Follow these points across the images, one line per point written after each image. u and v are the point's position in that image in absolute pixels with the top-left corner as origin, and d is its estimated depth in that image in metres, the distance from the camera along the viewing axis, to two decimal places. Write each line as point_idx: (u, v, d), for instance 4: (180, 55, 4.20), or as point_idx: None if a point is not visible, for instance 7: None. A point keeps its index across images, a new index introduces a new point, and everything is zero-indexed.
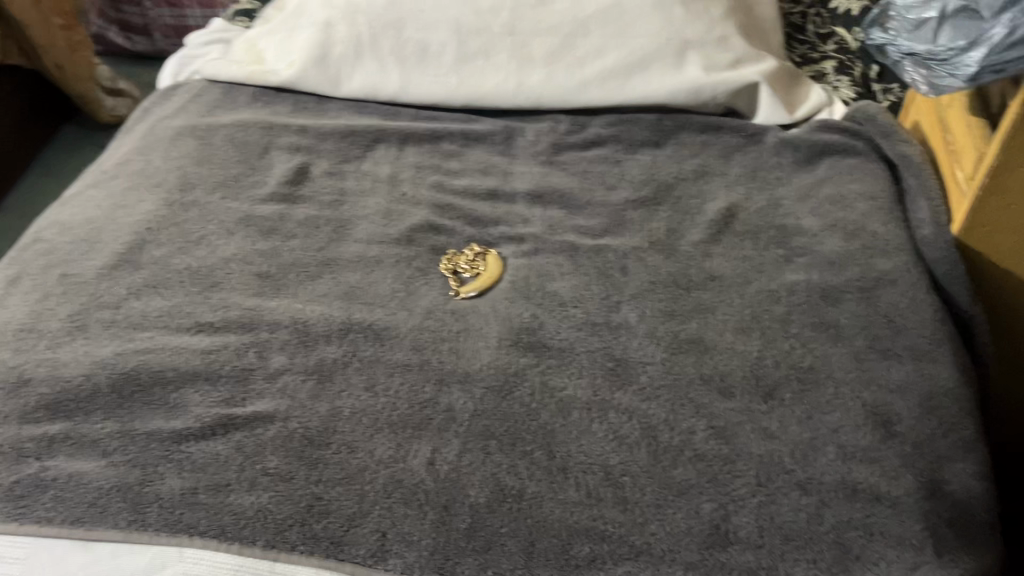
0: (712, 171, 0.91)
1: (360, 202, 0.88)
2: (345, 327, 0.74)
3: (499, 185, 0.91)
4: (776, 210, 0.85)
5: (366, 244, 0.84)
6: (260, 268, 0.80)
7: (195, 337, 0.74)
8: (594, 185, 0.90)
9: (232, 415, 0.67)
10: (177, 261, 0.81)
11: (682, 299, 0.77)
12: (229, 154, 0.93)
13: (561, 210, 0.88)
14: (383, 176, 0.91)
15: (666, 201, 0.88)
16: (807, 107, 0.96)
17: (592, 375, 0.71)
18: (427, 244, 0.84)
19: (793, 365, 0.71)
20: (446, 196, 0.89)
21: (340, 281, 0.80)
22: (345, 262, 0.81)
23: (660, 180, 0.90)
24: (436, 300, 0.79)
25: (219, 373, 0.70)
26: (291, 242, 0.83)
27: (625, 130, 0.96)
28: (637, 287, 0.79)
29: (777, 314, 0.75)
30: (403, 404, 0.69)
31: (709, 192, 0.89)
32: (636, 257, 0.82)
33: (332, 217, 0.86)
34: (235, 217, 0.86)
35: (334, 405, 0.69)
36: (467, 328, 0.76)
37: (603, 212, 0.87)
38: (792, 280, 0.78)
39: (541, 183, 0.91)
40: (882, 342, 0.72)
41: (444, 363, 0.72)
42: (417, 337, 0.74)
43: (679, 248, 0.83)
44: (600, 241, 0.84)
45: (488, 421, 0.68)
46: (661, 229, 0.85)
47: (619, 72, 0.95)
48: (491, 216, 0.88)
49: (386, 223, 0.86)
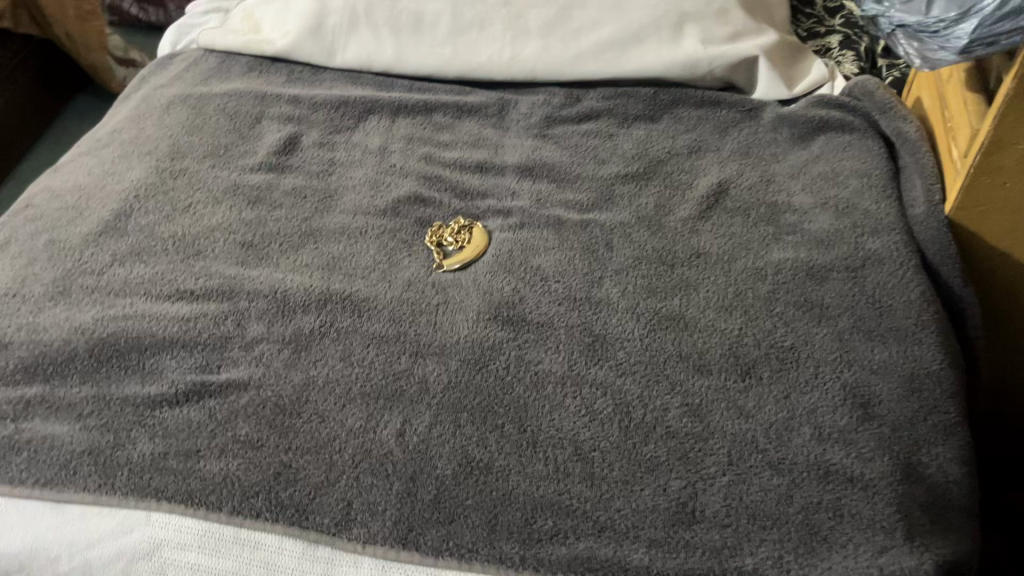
0: (706, 147, 0.90)
1: (348, 173, 0.88)
2: (325, 297, 0.74)
3: (489, 158, 0.90)
4: (768, 187, 0.84)
5: (352, 215, 0.83)
6: (243, 237, 0.80)
7: (175, 304, 0.74)
8: (585, 159, 0.89)
9: (206, 382, 0.68)
10: (162, 229, 0.81)
11: (666, 275, 0.76)
12: (221, 124, 0.93)
13: (551, 183, 0.87)
14: (373, 147, 0.91)
15: (657, 176, 0.87)
16: (808, 81, 0.93)
17: (569, 350, 0.70)
18: (412, 216, 0.84)
19: (774, 344, 0.70)
20: (436, 168, 0.89)
21: (323, 251, 0.79)
22: (329, 233, 0.81)
23: (652, 155, 0.89)
24: (418, 272, 0.78)
25: (197, 340, 0.71)
26: (276, 212, 0.83)
27: (620, 103, 0.94)
28: (621, 262, 0.78)
29: (761, 292, 0.74)
30: (376, 375, 0.69)
31: (702, 168, 0.87)
32: (622, 233, 0.81)
33: (319, 188, 0.86)
34: (223, 186, 0.86)
35: (309, 375, 0.69)
36: (447, 301, 0.75)
37: (592, 187, 0.86)
38: (779, 259, 0.76)
39: (532, 156, 0.90)
40: (867, 322, 0.71)
41: (420, 335, 0.72)
42: (395, 309, 0.74)
43: (666, 224, 0.81)
44: (588, 216, 0.83)
45: (461, 393, 0.67)
46: (649, 204, 0.84)
47: (614, 44, 0.94)
48: (479, 189, 0.87)
49: (373, 194, 0.86)
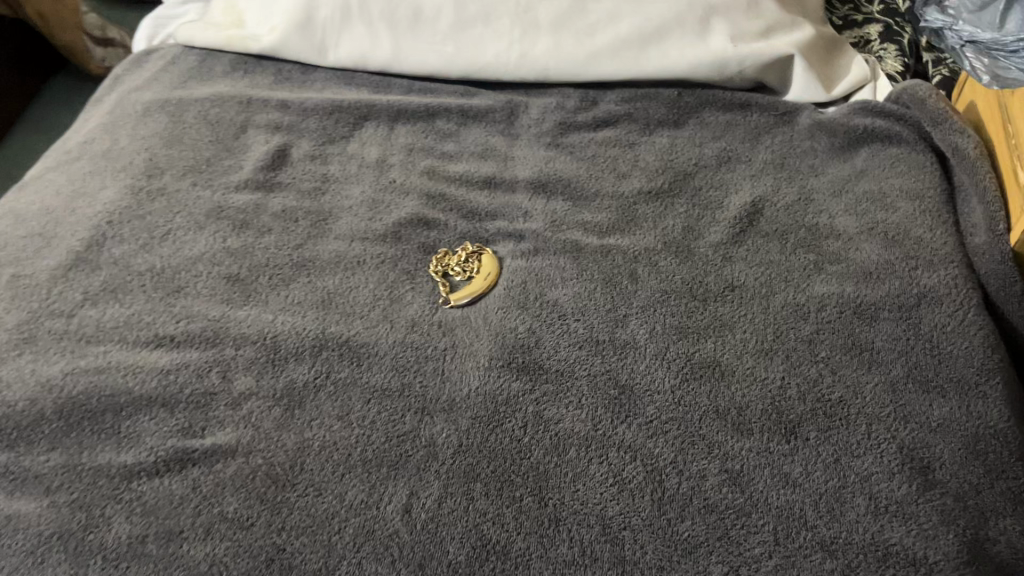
0: (737, 158, 0.82)
1: (344, 192, 0.80)
2: (319, 343, 0.67)
3: (498, 172, 0.82)
4: (808, 207, 0.76)
5: (348, 242, 0.75)
6: (229, 270, 0.73)
7: (153, 353, 0.66)
8: (604, 172, 0.81)
9: (188, 449, 0.61)
10: (138, 262, 0.73)
11: (698, 313, 0.69)
12: (202, 134, 0.85)
13: (567, 200, 0.79)
14: (371, 161, 0.83)
15: (684, 192, 0.79)
16: (847, 81, 0.85)
17: (593, 406, 0.63)
18: (415, 241, 0.76)
19: (821, 397, 0.63)
20: (439, 184, 0.81)
21: (317, 286, 0.72)
22: (323, 263, 0.74)
23: (678, 168, 0.81)
24: (423, 309, 0.71)
25: (178, 398, 0.63)
26: (265, 238, 0.75)
27: (641, 107, 0.86)
28: (646, 297, 0.70)
29: (804, 334, 0.67)
30: (379, 437, 0.62)
31: (733, 183, 0.79)
32: (647, 261, 0.73)
33: (312, 209, 0.78)
34: (205, 208, 0.78)
35: (303, 437, 0.62)
36: (455, 345, 0.68)
37: (612, 205, 0.78)
38: (823, 293, 0.69)
39: (545, 170, 0.81)
40: (924, 371, 0.63)
41: (426, 388, 0.65)
42: (398, 356, 0.67)
43: (696, 251, 0.74)
44: (608, 240, 0.75)
45: (473, 459, 0.60)
46: (676, 227, 0.76)
47: (634, 41, 0.85)
48: (488, 208, 0.79)
49: (371, 216, 0.78)
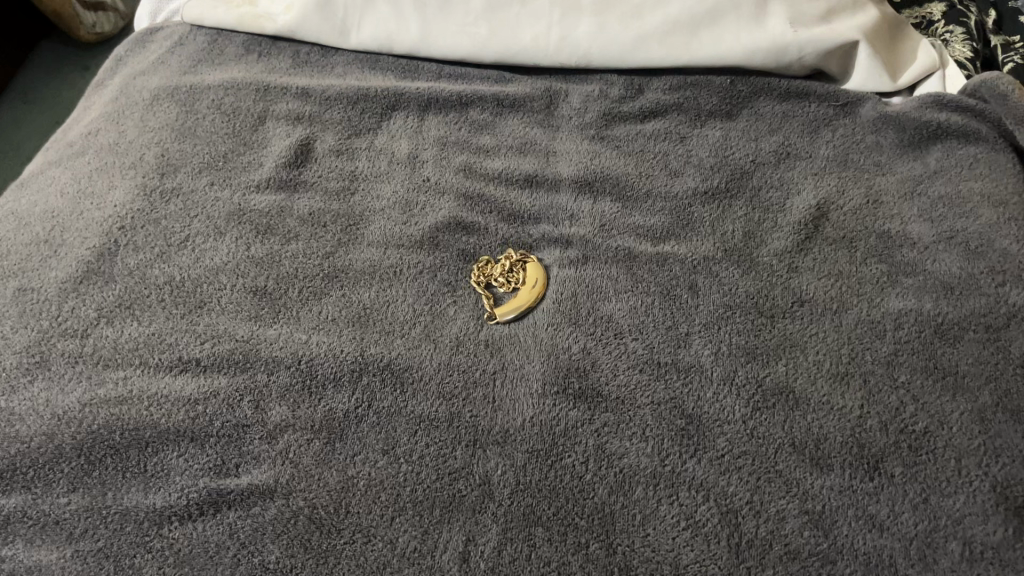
0: (797, 154, 0.76)
1: (375, 192, 0.74)
2: (358, 367, 0.62)
3: (539, 169, 0.76)
4: (877, 211, 0.70)
5: (382, 249, 0.70)
6: (255, 283, 0.67)
7: (177, 379, 0.61)
8: (654, 169, 0.75)
9: (222, 489, 0.56)
10: (156, 273, 0.67)
11: (766, 331, 0.64)
12: (217, 126, 0.78)
13: (616, 201, 0.73)
14: (402, 156, 0.77)
15: (742, 193, 0.73)
16: (914, 69, 0.79)
17: (658, 439, 0.59)
18: (454, 247, 0.71)
19: (904, 428, 0.58)
20: (477, 184, 0.75)
21: (352, 300, 0.66)
22: (357, 274, 0.68)
23: (734, 165, 0.75)
24: (467, 327, 0.65)
25: (207, 431, 0.58)
26: (291, 245, 0.70)
27: (690, 97, 0.80)
28: (709, 313, 0.65)
29: (882, 355, 0.62)
30: (429, 475, 0.57)
31: (794, 182, 0.74)
32: (707, 271, 0.68)
33: (341, 211, 0.72)
34: (226, 211, 0.72)
35: (347, 475, 0.57)
36: (505, 367, 0.63)
37: (665, 208, 0.72)
38: (900, 309, 0.64)
39: (591, 167, 0.76)
40: (1016, 400, 0.58)
41: (477, 417, 0.60)
42: (444, 380, 0.62)
43: (759, 260, 0.68)
44: (664, 247, 0.70)
45: (533, 499, 0.56)
46: (736, 233, 0.70)
47: (685, 25, 0.79)
48: (531, 211, 0.73)
49: (405, 219, 0.72)
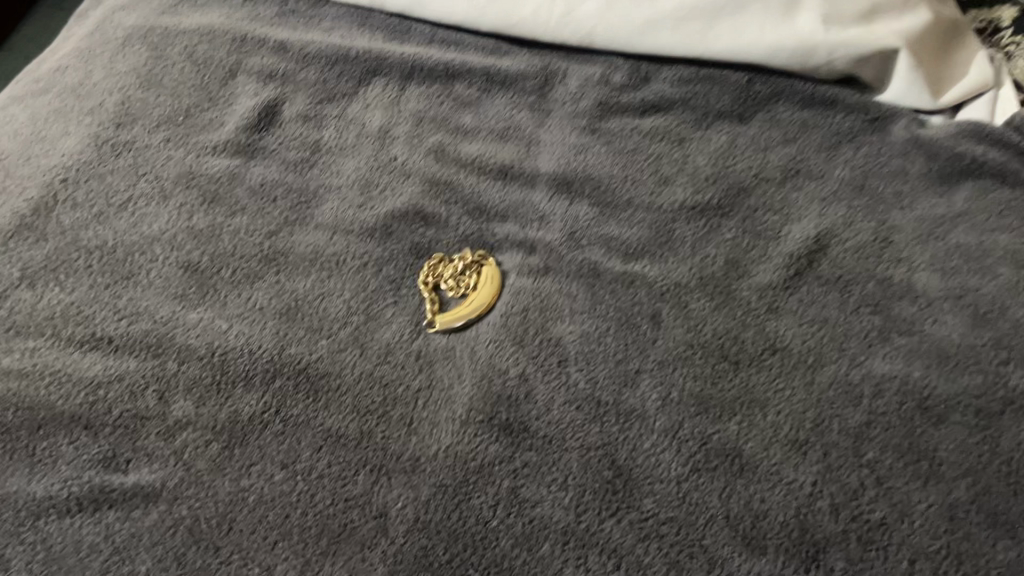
0: (808, 171, 0.67)
1: (336, 167, 0.69)
2: (273, 369, 0.58)
3: (516, 160, 0.69)
4: (884, 252, 0.62)
5: (329, 233, 0.65)
6: (188, 257, 0.63)
7: (86, 357, 0.58)
8: (642, 173, 0.68)
9: (105, 487, 0.53)
10: (89, 235, 0.64)
11: (726, 380, 0.57)
12: (185, 76, 0.74)
13: (594, 206, 0.66)
14: (372, 131, 0.71)
15: (735, 212, 0.65)
16: (962, 87, 0.69)
17: (579, 490, 0.53)
18: (408, 239, 0.65)
19: (857, 516, 0.51)
20: (447, 169, 0.69)
21: (285, 288, 0.62)
22: (297, 259, 0.63)
23: (732, 179, 0.67)
24: (401, 334, 0.60)
25: (103, 420, 0.55)
26: (235, 219, 0.65)
27: (699, 93, 0.72)
28: (667, 351, 0.58)
29: (852, 426, 0.55)
30: (323, 498, 0.53)
31: (798, 206, 0.65)
32: (675, 300, 0.61)
33: (294, 185, 0.67)
34: (175, 173, 0.68)
35: (238, 486, 0.53)
36: (432, 386, 0.57)
37: (646, 220, 0.65)
38: (883, 373, 0.56)
39: (573, 165, 0.69)
40: (994, 502, 0.50)
41: (389, 440, 0.55)
42: (362, 393, 0.57)
43: (737, 295, 0.61)
44: (633, 266, 0.63)
45: (428, 542, 0.51)
46: (718, 259, 0.63)
47: (702, 12, 0.70)
48: (499, 206, 0.67)
49: (361, 202, 0.67)
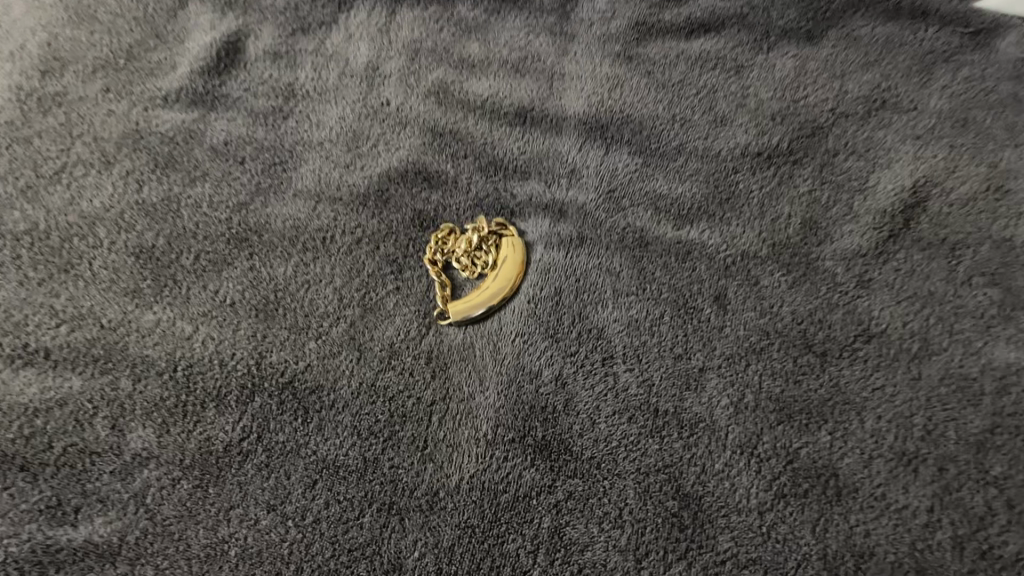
0: (896, 103, 0.55)
1: (316, 117, 0.56)
2: (251, 384, 0.46)
3: (536, 99, 0.57)
4: (999, 204, 0.50)
5: (312, 203, 0.53)
6: (139, 240, 0.51)
7: (17, 377, 0.46)
8: (692, 112, 0.55)
9: (49, 546, 0.41)
10: (14, 216, 0.52)
11: (811, 377, 0.46)
12: (126, 6, 0.62)
13: (635, 154, 0.54)
14: (357, 69, 0.59)
15: (810, 158, 0.53)
16: None
17: (639, 528, 0.43)
18: (409, 207, 0.53)
19: (987, 551, 0.40)
20: (451, 114, 0.56)
21: (260, 277, 0.50)
22: (273, 238, 0.52)
23: (803, 116, 0.54)
24: (406, 329, 0.49)
25: (44, 460, 0.44)
26: (195, 188, 0.53)
27: (756, 7, 0.60)
28: (735, 342, 0.47)
29: (972, 433, 0.43)
30: (323, 550, 0.42)
31: (886, 147, 0.53)
32: (744, 274, 0.49)
33: (266, 142, 0.55)
34: (119, 131, 0.55)
35: (216, 537, 0.42)
36: (448, 397, 0.47)
37: (700, 172, 0.53)
38: (1009, 362, 0.45)
39: (605, 104, 0.56)
40: None
41: (399, 470, 0.44)
42: (362, 410, 0.46)
43: (818, 266, 0.49)
44: (688, 233, 0.51)
45: None
46: (792, 221, 0.51)
47: None
48: (518, 160, 0.55)
49: (349, 160, 0.55)
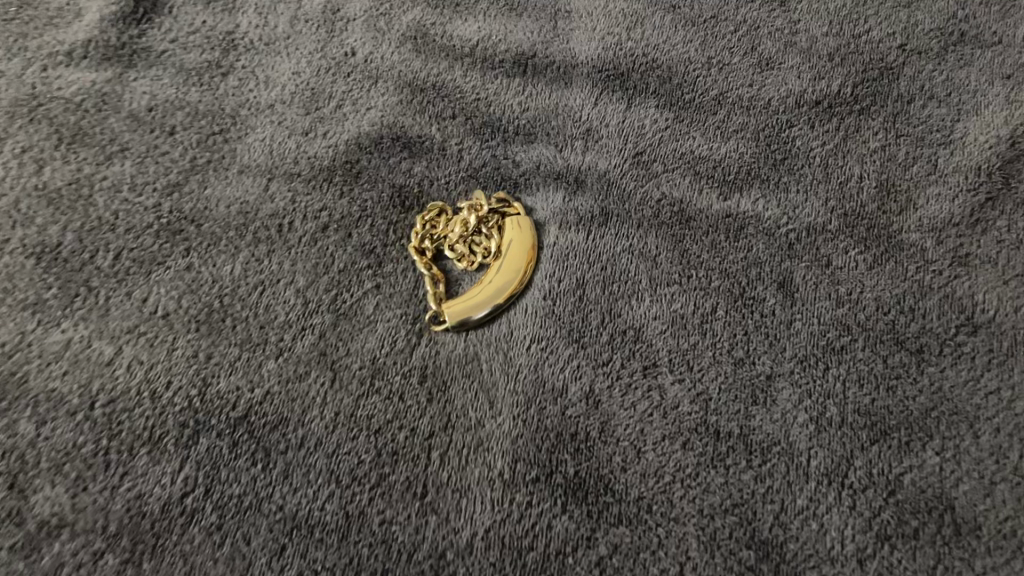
0: (976, 36, 0.45)
1: (263, 73, 0.45)
2: (193, 421, 0.36)
3: (537, 43, 0.46)
4: None
5: (263, 181, 0.42)
6: (40, 236, 0.40)
7: None
8: (730, 54, 0.45)
9: None
10: None
11: (907, 381, 0.37)
12: None
13: (665, 108, 0.44)
14: (313, 13, 0.47)
15: (880, 106, 0.43)
16: None
17: None
18: (386, 182, 0.42)
19: None
20: (433, 64, 0.45)
21: (201, 280, 0.39)
22: (215, 229, 0.40)
23: (867, 55, 0.44)
24: (391, 340, 0.38)
25: None
26: (112, 167, 0.42)
27: None
28: (808, 340, 0.38)
29: None
30: None
31: (971, 89, 0.43)
32: (811, 254, 0.40)
33: (201, 105, 0.44)
34: (10, 96, 0.43)
35: None
36: (449, 426, 0.36)
37: (747, 127, 0.43)
38: None
39: (624, 47, 0.46)
40: None
41: (393, 527, 0.34)
42: (340, 450, 0.35)
43: (903, 240, 0.40)
44: (737, 204, 0.41)
45: None
46: (865, 185, 0.41)
47: None
48: (519, 119, 0.44)
49: (308, 125, 0.43)
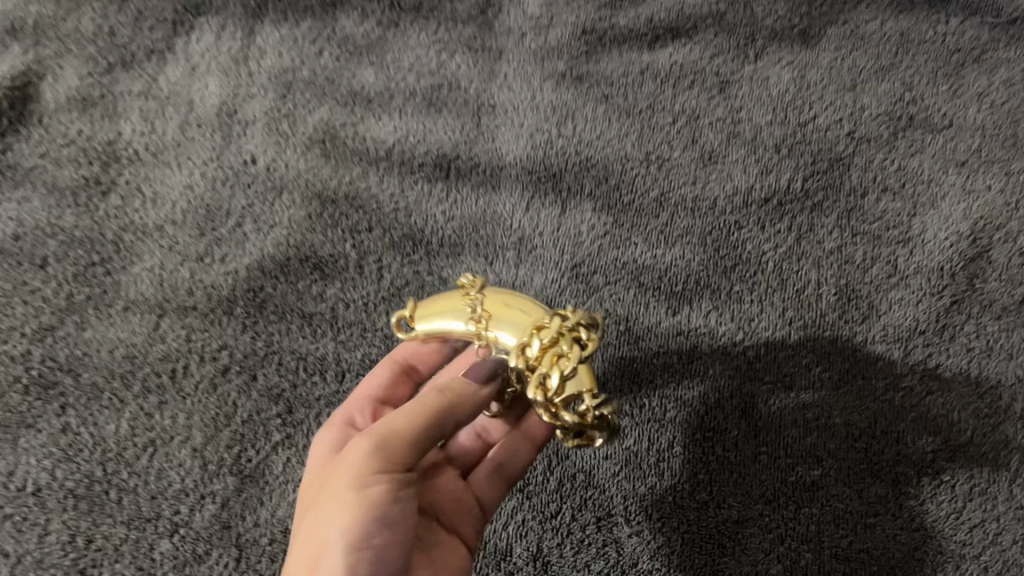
0: (925, 119, 0.42)
1: (151, 188, 0.40)
2: None
3: (459, 140, 0.42)
4: None
5: (152, 319, 0.37)
6: None
7: None
8: (670, 148, 0.41)
9: None
10: None
11: (887, 517, 0.33)
12: None
13: (602, 211, 0.40)
14: (205, 117, 0.42)
15: (832, 201, 0.40)
16: None
17: None
18: (295, 310, 0.37)
19: None
20: (344, 170, 0.41)
21: (79, 443, 0.34)
22: (96, 380, 0.35)
23: (815, 145, 0.41)
24: None
25: None
26: None
27: None
28: (775, 476, 0.34)
29: None
30: None
31: (926, 179, 0.40)
32: (773, 374, 0.36)
33: (78, 231, 0.39)
34: None
35: None
36: None
37: (692, 231, 0.39)
38: None
39: (555, 144, 0.41)
40: None
41: None
42: None
43: (869, 353, 0.36)
44: (688, 319, 0.37)
45: None
46: (822, 291, 0.38)
47: None
48: (444, 229, 0.39)
49: (202, 249, 0.38)
